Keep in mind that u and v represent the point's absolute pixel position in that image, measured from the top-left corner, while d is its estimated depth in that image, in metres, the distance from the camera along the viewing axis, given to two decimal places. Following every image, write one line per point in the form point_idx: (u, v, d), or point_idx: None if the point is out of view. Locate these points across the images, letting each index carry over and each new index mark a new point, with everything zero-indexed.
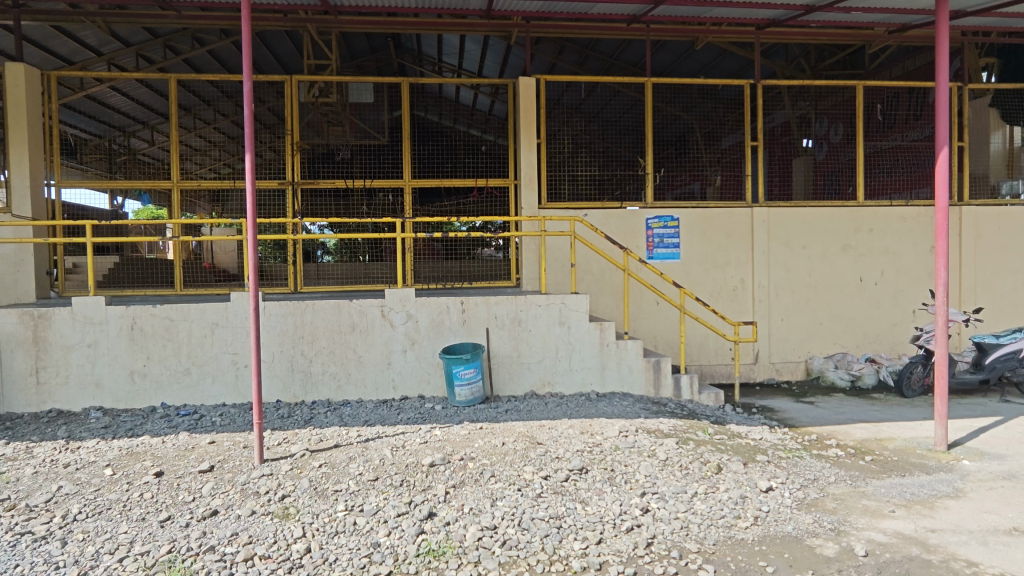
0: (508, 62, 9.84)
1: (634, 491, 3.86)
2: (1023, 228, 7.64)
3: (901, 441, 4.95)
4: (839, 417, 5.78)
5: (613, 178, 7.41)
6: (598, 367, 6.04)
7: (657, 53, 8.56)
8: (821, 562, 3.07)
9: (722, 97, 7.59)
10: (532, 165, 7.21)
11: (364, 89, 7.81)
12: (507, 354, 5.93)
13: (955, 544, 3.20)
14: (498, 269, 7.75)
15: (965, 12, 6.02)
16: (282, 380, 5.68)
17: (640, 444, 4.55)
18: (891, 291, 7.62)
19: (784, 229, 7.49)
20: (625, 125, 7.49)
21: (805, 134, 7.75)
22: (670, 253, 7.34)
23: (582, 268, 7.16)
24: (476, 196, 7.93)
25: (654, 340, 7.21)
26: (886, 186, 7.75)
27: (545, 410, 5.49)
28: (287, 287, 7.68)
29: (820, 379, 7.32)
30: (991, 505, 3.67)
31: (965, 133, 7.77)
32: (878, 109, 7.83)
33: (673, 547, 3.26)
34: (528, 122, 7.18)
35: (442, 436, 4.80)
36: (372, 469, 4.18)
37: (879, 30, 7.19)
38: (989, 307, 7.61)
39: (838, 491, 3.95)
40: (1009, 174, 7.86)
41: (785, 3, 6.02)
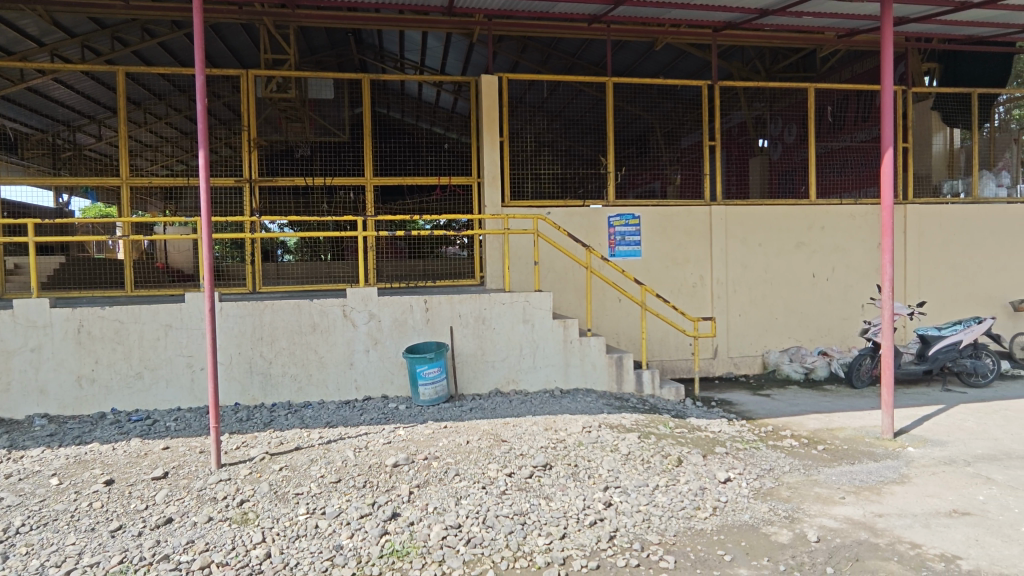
0: (471, 60, 9.85)
1: (597, 485, 3.91)
2: (961, 226, 8.05)
3: (851, 430, 5.16)
4: (793, 408, 5.98)
5: (575, 176, 7.47)
6: (562, 364, 6.09)
7: (618, 53, 8.66)
8: (776, 549, 3.17)
9: (682, 97, 7.74)
10: (494, 164, 7.20)
11: (323, 85, 7.69)
12: (471, 352, 5.92)
13: (901, 527, 3.35)
14: (462, 268, 7.72)
15: (908, 20, 6.29)
16: (240, 383, 5.54)
17: (602, 439, 4.61)
18: (842, 287, 7.92)
19: (741, 227, 7.69)
20: (587, 124, 7.56)
21: (761, 134, 8.01)
22: (632, 251, 7.45)
23: (546, 266, 7.20)
24: (440, 194, 7.89)
25: (616, 337, 7.31)
26: (836, 184, 8.05)
27: (509, 408, 5.51)
28: (245, 287, 7.47)
29: (776, 372, 7.56)
30: (934, 489, 3.86)
31: (908, 135, 8.09)
32: (829, 111, 8.12)
33: (635, 539, 3.32)
34: (491, 120, 7.19)
35: (406, 435, 4.76)
36: (334, 471, 4.12)
37: (829, 34, 7.46)
38: (932, 301, 7.98)
39: (792, 480, 4.09)
40: (949, 174, 8.28)
41: (740, 7, 6.19)
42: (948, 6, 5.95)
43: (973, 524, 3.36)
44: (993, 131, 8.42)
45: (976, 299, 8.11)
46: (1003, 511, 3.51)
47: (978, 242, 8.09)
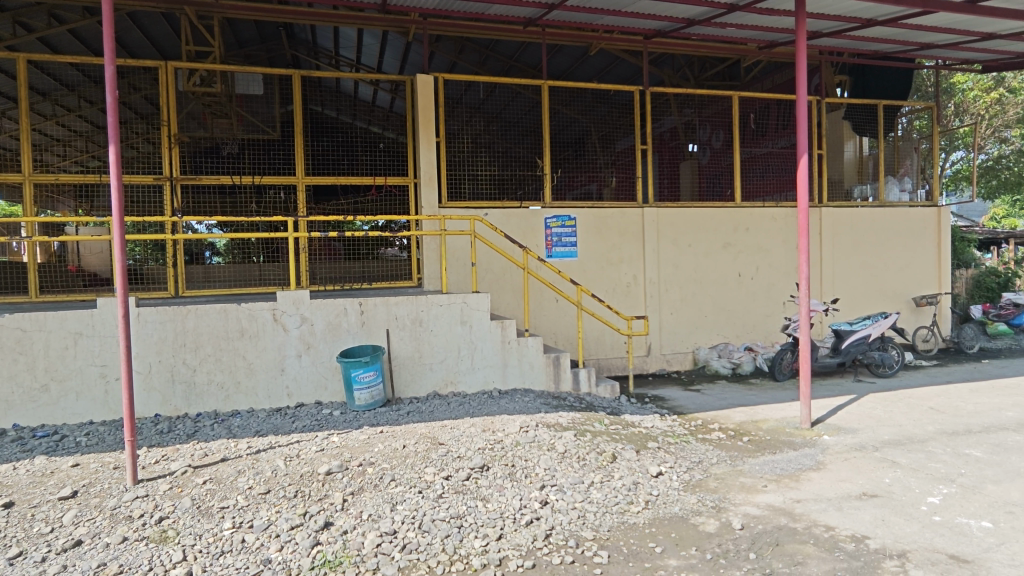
0: (408, 58, 9.70)
1: (534, 484, 3.94)
2: (870, 228, 8.65)
3: (773, 421, 5.43)
4: (721, 402, 6.24)
5: (513, 177, 7.54)
6: (500, 365, 6.10)
7: (554, 56, 8.77)
8: (703, 538, 3.30)
9: (616, 102, 7.94)
10: (431, 164, 7.11)
11: (252, 79, 7.30)
12: (408, 354, 5.83)
13: (817, 512, 3.55)
14: (400, 270, 7.60)
15: (821, 34, 6.70)
16: (161, 393, 5.24)
17: (539, 438, 4.64)
18: (765, 285, 8.34)
19: (672, 228, 7.96)
20: (525, 125, 7.63)
21: (691, 139, 8.46)
22: (568, 252, 7.56)
23: (482, 266, 7.19)
24: (375, 195, 7.77)
25: (554, 336, 7.40)
26: (759, 188, 8.52)
27: (448, 410, 5.46)
28: (168, 292, 7.10)
29: (706, 368, 7.88)
30: (846, 474, 4.12)
31: (822, 143, 8.59)
32: (752, 118, 8.54)
33: (570, 536, 3.36)
34: (427, 119, 7.10)
35: (340, 442, 4.63)
36: (263, 482, 3.95)
37: (751, 45, 7.85)
38: (845, 298, 8.54)
39: (719, 471, 4.26)
40: (860, 179, 8.87)
41: (669, 16, 6.41)
42: (855, 22, 6.37)
43: (880, 506, 3.60)
44: (897, 140, 9.10)
45: (883, 296, 8.73)
46: (906, 492, 3.79)
47: (885, 243, 8.73)
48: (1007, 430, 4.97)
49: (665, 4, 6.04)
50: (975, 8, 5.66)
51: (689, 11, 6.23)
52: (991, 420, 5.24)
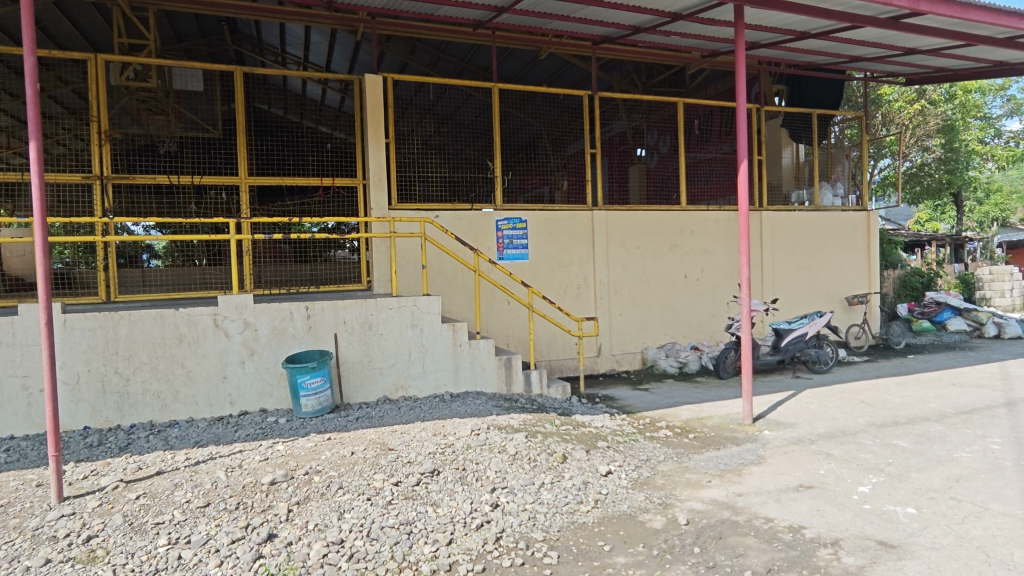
0: (357, 58, 9.54)
1: (485, 487, 3.92)
2: (806, 230, 9.06)
3: (717, 418, 5.61)
4: (669, 400, 6.40)
5: (463, 180, 7.49)
6: (452, 368, 6.06)
7: (505, 60, 8.80)
8: (650, 535, 3.36)
9: (566, 106, 8.04)
10: (380, 166, 6.96)
11: (192, 75, 7.05)
12: (358, 359, 5.71)
13: (757, 504, 3.68)
14: (348, 272, 7.48)
15: (759, 45, 6.99)
16: (90, 405, 4.95)
17: (490, 440, 4.64)
18: (709, 286, 8.62)
19: (621, 231, 8.11)
20: (478, 127, 7.63)
21: (639, 143, 8.66)
22: (519, 254, 7.59)
23: (434, 268, 7.14)
24: (322, 196, 7.60)
25: (505, 338, 7.42)
26: (703, 192, 8.81)
27: (398, 415, 5.39)
28: (98, 297, 6.57)
29: (654, 367, 8.07)
30: (785, 467, 4.28)
31: (762, 148, 8.87)
32: (696, 124, 8.81)
33: (520, 538, 3.37)
34: (376, 121, 6.96)
35: (285, 451, 4.49)
36: (202, 495, 3.78)
37: (694, 54, 8.12)
38: (783, 297, 8.90)
39: (666, 468, 4.37)
40: (796, 184, 9.29)
41: (615, 23, 6.55)
42: (791, 34, 6.66)
43: (816, 496, 3.77)
44: (830, 147, 9.56)
45: (818, 295, 9.15)
46: (839, 482, 3.98)
47: (820, 245, 9.16)
48: (930, 420, 5.30)
49: (612, 11, 6.16)
50: (898, 24, 6.01)
51: (635, 18, 6.36)
52: (915, 412, 5.57)
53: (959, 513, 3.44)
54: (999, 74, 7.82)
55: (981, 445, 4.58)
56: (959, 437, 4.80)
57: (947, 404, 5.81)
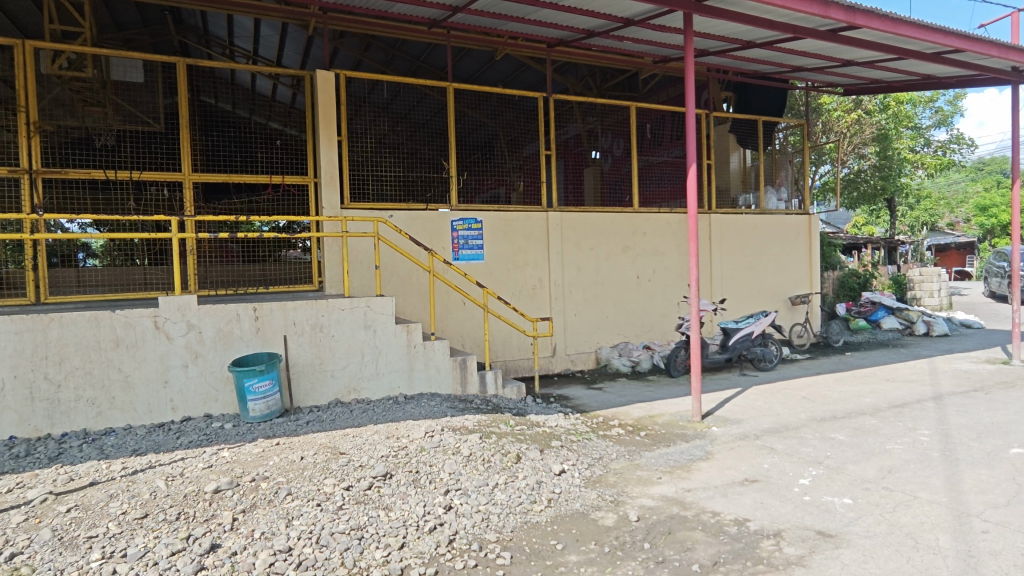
0: (310, 54, 9.35)
1: (438, 490, 3.89)
2: (752, 233, 9.38)
3: (668, 415, 5.75)
4: (622, 399, 6.51)
5: (417, 180, 7.49)
6: (406, 369, 5.99)
7: (461, 60, 8.77)
8: (602, 532, 3.41)
9: (522, 108, 8.07)
10: (332, 163, 6.82)
11: (131, 66, 6.75)
12: (308, 362, 5.57)
13: (705, 499, 3.78)
14: (300, 273, 7.24)
15: (708, 52, 7.20)
16: (17, 413, 4.65)
17: (445, 442, 4.61)
18: (661, 286, 8.82)
19: (575, 232, 8.20)
20: (434, 127, 7.62)
21: (593, 146, 8.78)
22: (474, 254, 7.57)
23: (387, 268, 7.04)
24: (271, 193, 7.40)
25: (461, 338, 7.39)
26: (655, 195, 9.01)
27: (350, 418, 5.28)
28: (26, 299, 6.10)
29: (608, 366, 8.20)
30: (731, 462, 4.42)
31: (711, 153, 9.13)
32: (649, 128, 9.00)
33: (473, 540, 3.35)
34: (328, 119, 6.80)
35: (231, 457, 4.34)
36: (140, 506, 3.61)
37: (647, 60, 8.37)
38: (731, 298, 9.19)
39: (618, 466, 4.44)
40: (744, 188, 9.61)
41: (570, 26, 6.62)
42: (737, 43, 6.89)
43: (760, 489, 3.90)
44: (774, 153, 9.94)
45: (764, 295, 9.49)
46: (782, 475, 4.13)
47: (765, 247, 9.50)
48: (865, 414, 5.57)
49: (565, 14, 6.22)
50: (836, 37, 6.30)
51: (588, 22, 6.45)
52: (852, 406, 5.85)
53: (891, 502, 3.63)
54: (927, 87, 8.29)
55: (911, 437, 4.85)
56: (892, 430, 5.07)
57: (881, 398, 6.12)
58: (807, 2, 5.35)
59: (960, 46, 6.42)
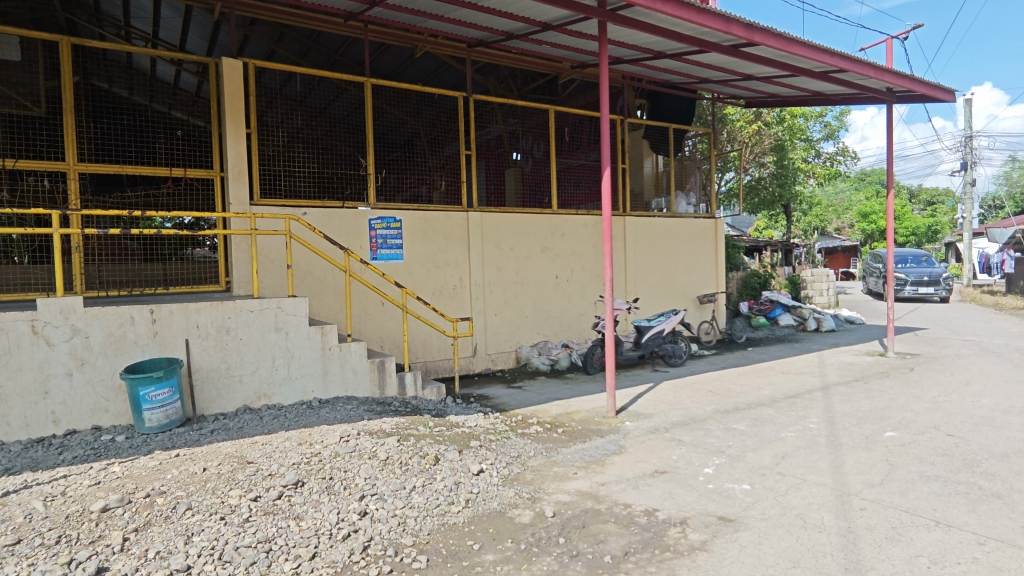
0: (217, 40, 8.82)
1: (353, 496, 3.78)
2: (664, 235, 9.83)
3: (584, 412, 5.91)
4: (541, 397, 6.62)
5: (334, 178, 7.18)
6: (321, 373, 5.78)
7: (381, 55, 8.58)
8: (518, 530, 3.45)
9: (443, 107, 8.02)
10: (241, 157, 6.48)
11: (6, 41, 6.07)
12: (213, 367, 5.23)
13: (617, 492, 3.91)
14: (206, 273, 6.79)
15: (622, 60, 7.47)
16: None
17: (360, 447, 4.50)
18: (579, 286, 9.05)
19: (496, 232, 8.25)
20: (353, 123, 7.31)
21: (514, 148, 8.75)
22: (393, 254, 7.43)
23: (300, 268, 6.77)
24: (171, 187, 6.85)
25: (379, 340, 7.25)
26: (573, 198, 9.21)
27: (260, 425, 5.03)
28: None
29: (528, 365, 8.31)
30: (643, 455, 4.60)
31: (626, 158, 9.46)
32: (567, 132, 9.22)
33: (388, 545, 3.29)
34: (234, 110, 6.45)
35: (122, 472, 4.00)
36: (13, 531, 3.25)
37: (565, 64, 8.63)
38: (644, 297, 9.59)
39: (535, 463, 4.51)
40: (656, 193, 10.05)
41: (489, 27, 6.65)
42: (649, 53, 7.19)
43: (668, 480, 4.09)
44: (684, 159, 10.45)
45: (674, 294, 9.98)
46: (688, 465, 4.36)
47: (675, 249, 9.99)
48: (764, 405, 5.98)
49: (484, 15, 6.25)
50: (736, 52, 6.71)
51: (507, 25, 6.50)
52: (752, 398, 6.27)
53: (783, 486, 3.92)
54: (817, 103, 9.01)
55: (802, 425, 5.26)
56: (786, 419, 5.47)
57: (777, 390, 6.60)
58: (709, 18, 5.68)
59: (844, 66, 7.02)
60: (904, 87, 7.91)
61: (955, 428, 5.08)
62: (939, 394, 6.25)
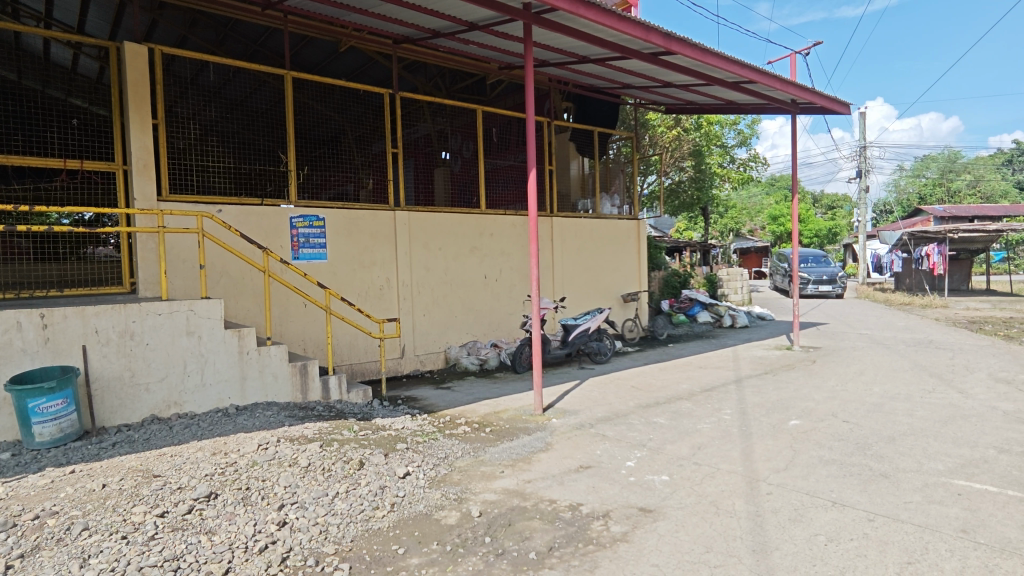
0: (121, 23, 8.20)
1: (271, 506, 3.62)
2: (590, 235, 10.08)
3: (512, 410, 5.97)
4: (469, 397, 6.62)
5: (252, 174, 6.87)
6: (238, 378, 5.51)
7: (303, 48, 8.28)
8: (444, 531, 3.43)
9: (369, 103, 7.85)
10: (146, 150, 6.05)
11: None
12: (115, 375, 4.85)
13: (543, 489, 3.97)
14: (108, 274, 6.30)
15: (548, 64, 7.57)
16: None
17: (280, 454, 4.32)
18: (507, 286, 9.12)
19: (424, 232, 8.16)
20: (274, 117, 7.04)
21: (442, 147, 8.72)
22: (316, 254, 7.18)
23: (214, 269, 6.42)
24: (66, 180, 6.27)
25: (301, 343, 7.00)
26: (502, 198, 9.27)
27: (169, 437, 4.71)
28: None
29: (456, 365, 8.27)
30: (568, 451, 4.70)
31: (553, 159, 9.62)
32: (495, 132, 9.27)
33: (308, 555, 3.17)
34: (138, 98, 6.01)
35: (6, 494, 3.64)
36: None
37: (492, 65, 8.67)
38: (571, 296, 9.80)
39: (462, 463, 4.50)
40: (582, 194, 10.28)
41: (414, 24, 6.56)
42: (574, 57, 7.34)
43: (592, 475, 4.20)
44: (609, 162, 10.75)
45: (600, 293, 10.25)
46: (611, 459, 4.49)
47: (601, 249, 10.26)
48: (682, 398, 6.26)
49: (410, 12, 6.17)
50: (656, 60, 6.99)
51: (433, 22, 6.45)
52: (672, 392, 6.54)
53: (699, 475, 4.12)
54: (730, 111, 9.52)
55: (717, 416, 5.55)
56: (702, 411, 5.75)
57: (694, 384, 6.92)
58: (630, 25, 5.87)
59: (753, 78, 7.45)
60: (807, 100, 8.51)
61: (850, 415, 5.52)
62: (837, 384, 6.76)
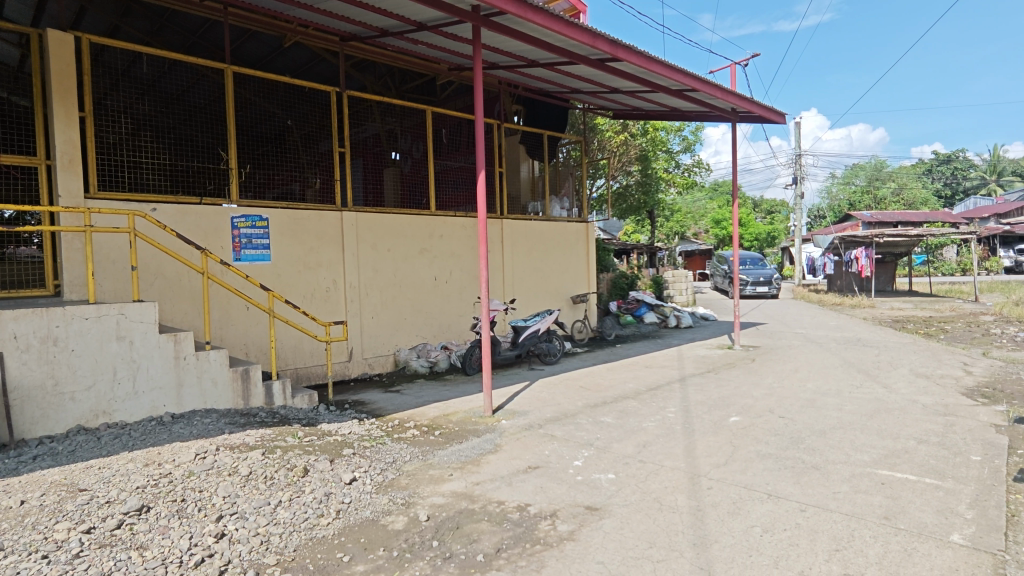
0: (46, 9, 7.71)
1: (208, 517, 3.47)
2: (539, 237, 10.17)
3: (462, 412, 5.95)
4: (418, 400, 6.57)
5: (190, 172, 6.56)
6: (173, 385, 5.27)
7: (245, 42, 8.02)
8: (391, 537, 3.38)
9: (316, 101, 7.67)
10: (72, 145, 5.70)
11: None
12: (36, 384, 4.53)
13: (491, 490, 3.98)
14: (28, 275, 5.91)
15: (498, 66, 7.59)
16: None
17: (219, 464, 4.17)
18: (457, 288, 9.08)
19: (372, 233, 8.03)
20: (214, 113, 6.76)
21: (392, 147, 8.59)
22: (258, 255, 6.96)
23: (148, 270, 6.13)
24: None
25: (243, 347, 6.75)
26: (453, 199, 9.23)
27: (96, 448, 4.45)
28: None
29: (406, 368, 8.18)
30: (517, 453, 4.71)
31: (503, 161, 9.66)
32: (445, 133, 9.23)
33: (248, 567, 3.06)
34: (63, 89, 5.66)
35: None
36: None
37: (441, 65, 8.62)
38: (522, 297, 9.86)
39: (411, 467, 4.45)
40: (532, 196, 10.36)
41: (361, 22, 6.46)
42: (523, 61, 7.40)
43: (541, 475, 4.23)
44: (558, 165, 10.88)
45: (550, 294, 10.35)
46: (559, 459, 4.54)
47: (550, 251, 10.37)
48: (629, 397, 6.40)
49: (357, 9, 6.07)
50: (603, 66, 7.12)
51: (381, 21, 6.36)
52: (619, 392, 6.67)
53: (644, 473, 4.22)
54: (675, 118, 9.80)
55: (661, 415, 5.70)
56: (647, 409, 5.90)
57: (640, 383, 7.08)
58: (578, 31, 5.96)
59: (696, 86, 7.70)
60: (746, 109, 8.86)
61: (786, 410, 5.78)
62: (774, 381, 7.06)
